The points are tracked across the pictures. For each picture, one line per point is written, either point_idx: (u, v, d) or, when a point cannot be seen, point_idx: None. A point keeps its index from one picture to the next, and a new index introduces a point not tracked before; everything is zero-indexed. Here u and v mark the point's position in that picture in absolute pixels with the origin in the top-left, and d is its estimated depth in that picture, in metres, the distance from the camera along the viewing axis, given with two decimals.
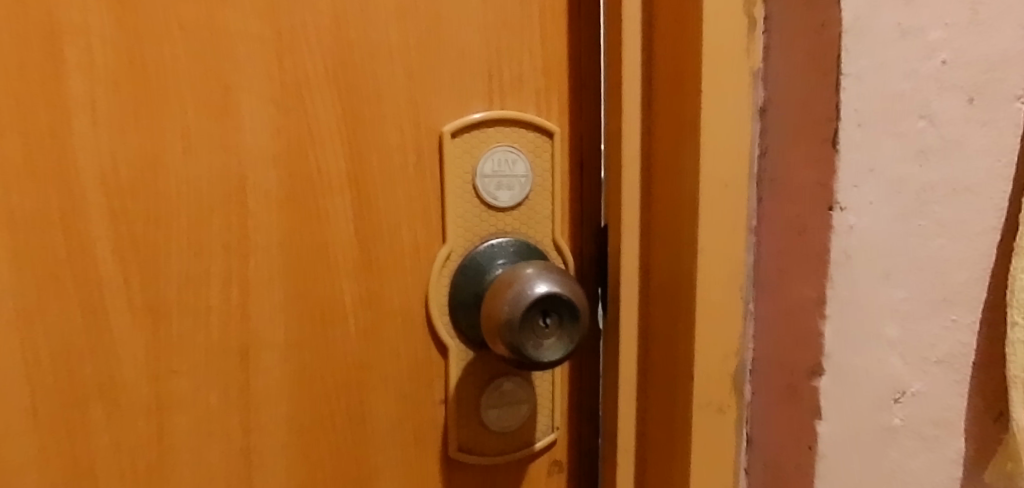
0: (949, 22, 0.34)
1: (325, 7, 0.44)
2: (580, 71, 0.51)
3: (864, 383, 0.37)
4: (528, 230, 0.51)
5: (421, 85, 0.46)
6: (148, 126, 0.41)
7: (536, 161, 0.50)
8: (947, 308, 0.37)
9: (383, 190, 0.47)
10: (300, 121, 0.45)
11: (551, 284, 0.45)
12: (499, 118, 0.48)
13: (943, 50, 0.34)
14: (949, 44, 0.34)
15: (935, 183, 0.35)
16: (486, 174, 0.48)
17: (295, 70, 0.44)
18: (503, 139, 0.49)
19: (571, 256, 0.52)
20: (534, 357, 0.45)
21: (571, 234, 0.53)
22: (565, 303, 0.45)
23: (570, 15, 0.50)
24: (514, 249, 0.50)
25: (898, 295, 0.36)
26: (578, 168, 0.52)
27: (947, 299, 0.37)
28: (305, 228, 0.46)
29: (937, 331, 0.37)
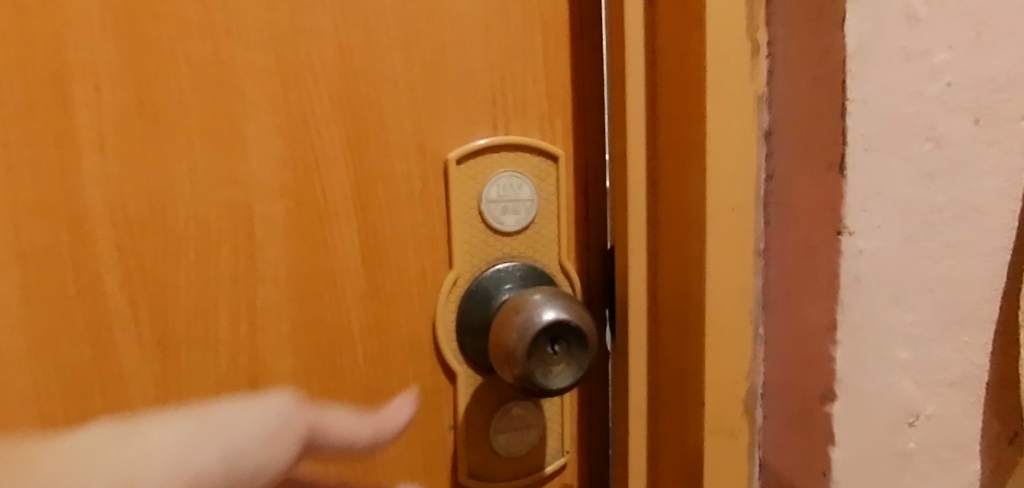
0: (952, 44, 0.34)
1: (331, 39, 0.45)
2: (583, 95, 0.51)
3: (877, 408, 0.36)
4: (535, 254, 0.51)
5: (426, 113, 0.47)
6: (156, 160, 0.42)
7: (541, 186, 0.51)
8: (959, 329, 0.37)
9: (390, 218, 0.47)
10: (307, 152, 0.45)
11: (559, 310, 0.45)
12: (504, 144, 0.49)
13: (947, 72, 0.34)
14: (953, 66, 0.34)
15: (943, 205, 0.35)
16: (492, 199, 0.49)
17: (301, 102, 0.45)
18: (508, 164, 0.49)
19: (576, 278, 0.52)
20: (544, 385, 0.45)
21: (577, 257, 0.53)
22: (573, 330, 0.46)
23: (572, 41, 0.50)
24: (520, 273, 0.50)
25: (910, 318, 0.36)
26: (582, 191, 0.52)
27: (959, 321, 0.37)
28: (312, 258, 0.46)
29: (948, 353, 0.37)
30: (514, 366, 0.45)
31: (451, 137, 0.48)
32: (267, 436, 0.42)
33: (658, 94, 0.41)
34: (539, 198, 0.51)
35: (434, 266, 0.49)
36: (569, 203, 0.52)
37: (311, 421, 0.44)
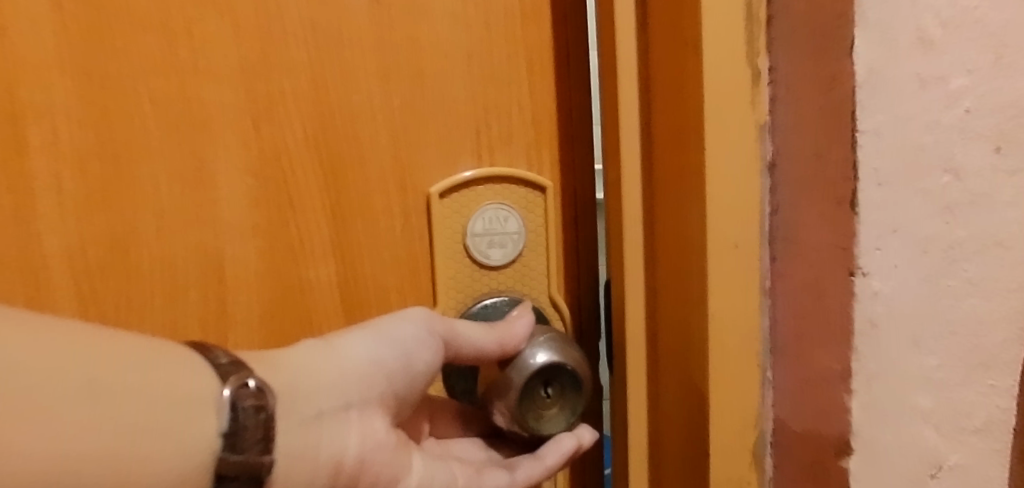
0: (971, 67, 0.33)
1: (304, 74, 0.44)
2: (572, 122, 0.49)
3: (897, 454, 0.36)
4: (523, 288, 0.49)
5: (405, 146, 0.46)
6: (115, 201, 0.43)
7: (529, 218, 0.48)
8: (983, 373, 0.35)
9: (370, 256, 0.47)
10: (280, 190, 0.45)
11: (552, 352, 0.44)
12: (488, 175, 0.47)
13: (966, 98, 0.33)
14: (972, 90, 0.33)
15: (964, 240, 0.34)
16: (477, 232, 0.47)
17: (273, 139, 0.45)
18: (493, 196, 0.47)
19: (570, 314, 0.49)
20: (535, 429, 0.44)
21: (570, 291, 0.50)
22: (567, 372, 0.44)
23: (560, 65, 0.48)
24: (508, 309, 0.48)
25: (931, 362, 0.35)
26: (572, 222, 0.50)
27: (983, 364, 0.35)
28: (286, 297, 0.46)
29: (970, 399, 0.35)
30: (507, 410, 0.44)
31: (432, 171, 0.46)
32: (416, 346, 0.41)
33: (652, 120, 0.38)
34: (527, 229, 0.48)
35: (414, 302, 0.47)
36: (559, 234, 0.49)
37: (447, 329, 0.42)
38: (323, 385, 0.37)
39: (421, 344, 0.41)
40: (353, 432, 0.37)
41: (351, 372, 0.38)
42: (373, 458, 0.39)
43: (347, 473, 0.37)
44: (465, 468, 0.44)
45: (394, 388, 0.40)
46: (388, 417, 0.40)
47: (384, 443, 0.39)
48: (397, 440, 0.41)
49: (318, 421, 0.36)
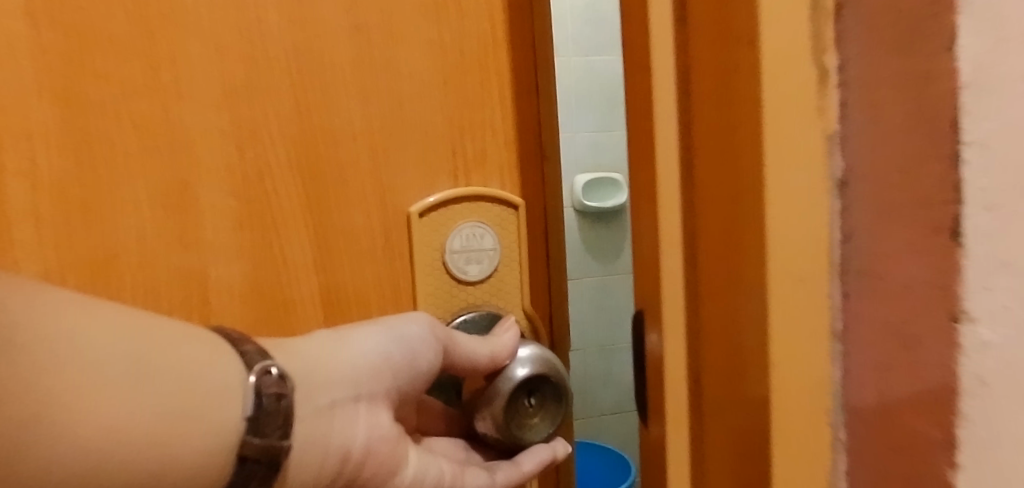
0: None
1: (288, 100, 0.50)
2: (542, 146, 0.56)
3: None
4: (497, 299, 0.56)
5: (383, 167, 0.52)
6: (93, 220, 0.49)
7: (502, 234, 0.55)
8: None
9: (351, 269, 0.53)
10: (261, 208, 0.51)
11: (535, 367, 0.52)
12: (466, 197, 0.54)
13: None
14: None
15: None
16: (455, 250, 0.54)
17: (256, 161, 0.50)
18: (471, 215, 0.54)
19: (538, 322, 0.57)
20: (519, 435, 0.52)
21: (538, 302, 0.57)
22: (548, 383, 0.52)
23: (525, 95, 0.55)
24: (484, 319, 0.55)
25: None
26: (544, 235, 0.57)
27: None
28: (269, 308, 0.52)
29: None
30: (493, 417, 0.51)
31: (415, 191, 0.53)
32: (420, 345, 0.50)
33: (693, 119, 0.36)
34: (501, 246, 0.55)
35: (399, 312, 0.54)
36: (530, 249, 0.56)
37: (446, 337, 0.51)
38: (336, 381, 0.47)
39: (425, 344, 0.50)
40: (361, 422, 0.48)
41: (364, 367, 0.48)
42: (378, 446, 0.49)
43: (355, 458, 0.47)
44: (451, 464, 0.53)
45: (397, 380, 0.50)
46: (392, 408, 0.51)
47: (386, 431, 0.50)
48: (395, 428, 0.50)
49: (331, 412, 0.46)
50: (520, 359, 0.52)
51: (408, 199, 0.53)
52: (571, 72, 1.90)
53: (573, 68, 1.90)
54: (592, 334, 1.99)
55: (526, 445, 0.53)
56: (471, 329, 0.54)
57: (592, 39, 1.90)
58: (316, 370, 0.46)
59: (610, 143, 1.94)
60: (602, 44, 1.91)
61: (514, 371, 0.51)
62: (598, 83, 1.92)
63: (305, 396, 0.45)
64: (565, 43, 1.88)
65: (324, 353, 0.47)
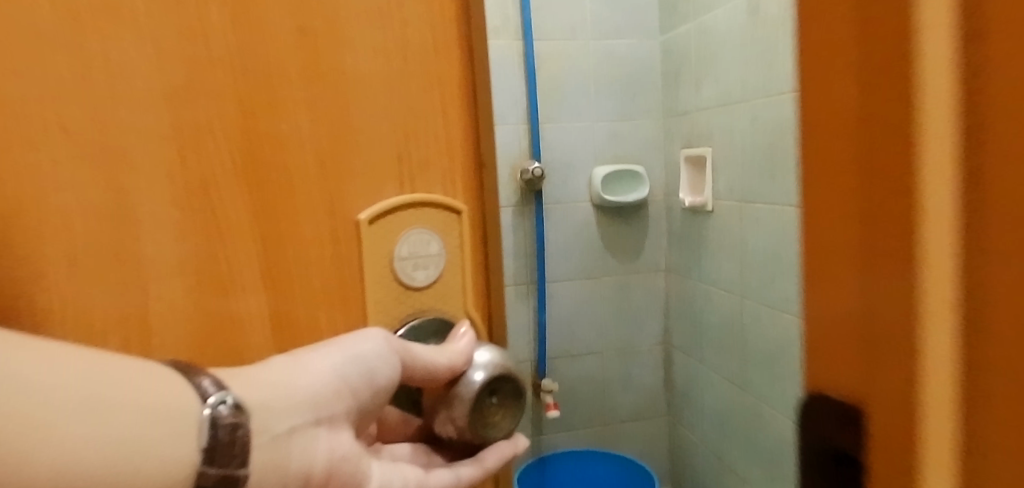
0: None
1: (231, 99, 0.47)
2: (482, 148, 0.55)
3: None
4: (443, 306, 0.56)
5: (327, 173, 0.50)
6: (18, 229, 0.43)
7: (446, 237, 0.55)
8: None
9: (296, 285, 0.50)
10: (206, 220, 0.47)
11: (490, 367, 0.55)
12: (411, 202, 0.53)
13: None
14: None
15: None
16: (403, 255, 0.53)
17: (200, 167, 0.47)
18: (416, 221, 0.53)
19: (482, 324, 0.57)
20: (484, 432, 0.55)
21: (482, 304, 0.57)
22: (503, 380, 0.55)
23: (470, 97, 0.54)
24: (432, 326, 0.56)
25: None
26: (484, 238, 0.56)
27: None
28: (214, 328, 0.49)
29: None
30: (460, 419, 0.54)
31: (360, 196, 0.51)
32: (375, 361, 0.52)
33: None
34: (446, 250, 0.55)
35: (343, 326, 0.53)
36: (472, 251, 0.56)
37: (404, 347, 0.53)
38: (296, 404, 0.49)
39: (383, 359, 0.53)
40: (322, 441, 0.51)
41: (317, 384, 0.50)
42: (341, 458, 0.52)
43: (320, 472, 0.50)
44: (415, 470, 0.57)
45: (355, 399, 0.53)
46: (350, 424, 0.54)
47: (346, 447, 0.53)
48: (350, 446, 0.53)
49: (289, 436, 0.48)
50: (478, 362, 0.55)
51: (355, 203, 0.51)
52: (590, 57, 1.82)
53: (593, 53, 1.82)
54: (613, 337, 1.93)
55: (492, 439, 0.56)
56: (419, 338, 0.55)
57: (611, 23, 1.82)
58: (275, 390, 0.48)
59: (629, 134, 1.88)
60: (622, 29, 1.84)
61: (470, 374, 0.54)
62: (618, 69, 1.84)
63: (267, 424, 0.46)
64: (585, 26, 1.80)
65: (282, 375, 0.49)
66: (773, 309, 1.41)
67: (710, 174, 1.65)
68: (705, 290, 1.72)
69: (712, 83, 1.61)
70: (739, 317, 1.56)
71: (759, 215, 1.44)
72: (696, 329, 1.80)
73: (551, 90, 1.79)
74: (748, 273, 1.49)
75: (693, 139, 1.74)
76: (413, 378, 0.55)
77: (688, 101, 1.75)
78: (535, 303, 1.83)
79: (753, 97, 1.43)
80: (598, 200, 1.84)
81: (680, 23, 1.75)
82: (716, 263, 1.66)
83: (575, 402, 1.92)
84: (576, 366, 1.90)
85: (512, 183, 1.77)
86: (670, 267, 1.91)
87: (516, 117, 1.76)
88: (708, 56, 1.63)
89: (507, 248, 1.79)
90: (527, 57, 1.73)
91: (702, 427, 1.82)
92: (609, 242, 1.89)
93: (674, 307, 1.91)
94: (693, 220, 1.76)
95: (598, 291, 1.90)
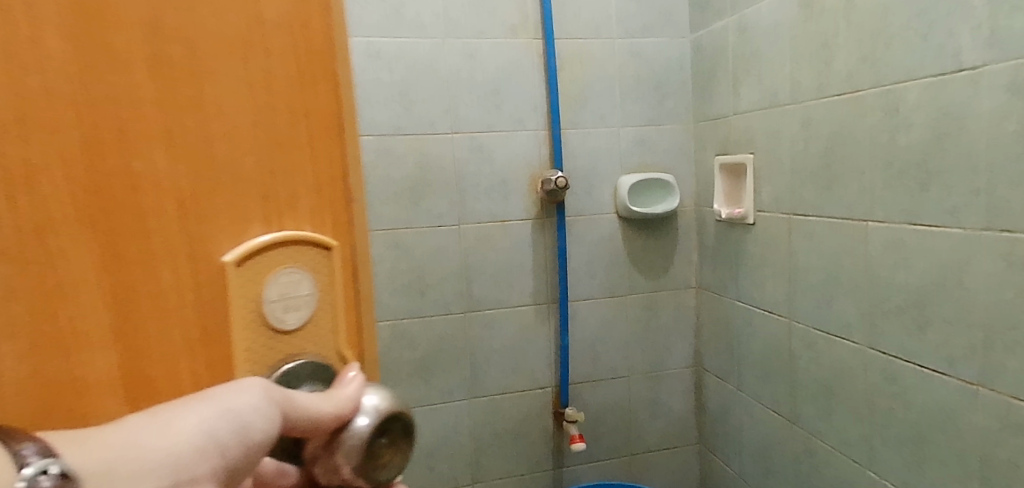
0: None
1: (85, 130, 0.46)
2: (342, 189, 0.60)
3: None
4: (315, 343, 0.62)
5: (197, 209, 0.52)
6: None
7: (316, 277, 0.60)
8: None
9: (161, 322, 0.51)
10: (42, 259, 0.44)
11: (378, 412, 0.63)
12: (286, 239, 0.57)
13: None
14: None
15: None
16: (273, 298, 0.58)
17: (39, 203, 0.44)
18: (289, 263, 0.58)
19: (353, 357, 0.64)
20: (374, 472, 0.63)
21: (352, 339, 0.64)
22: (390, 422, 0.64)
23: (334, 141, 0.59)
24: (306, 365, 0.62)
25: None
26: (354, 273, 0.64)
27: None
28: (44, 372, 0.45)
29: None
30: (350, 460, 0.61)
31: (226, 234, 0.54)
32: (258, 410, 0.56)
33: None
34: (317, 290, 0.61)
35: (215, 366, 0.55)
36: (343, 280, 0.63)
37: (285, 397, 0.58)
38: (135, 466, 0.50)
39: (257, 412, 0.56)
40: None
41: (178, 444, 0.52)
42: None
43: None
44: None
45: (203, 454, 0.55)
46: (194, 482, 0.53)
47: None
48: None
49: None
50: (364, 408, 0.63)
51: (221, 240, 0.53)
52: (615, 56, 1.66)
53: (618, 52, 1.67)
54: (639, 359, 1.74)
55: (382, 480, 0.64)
56: (297, 377, 0.61)
57: (638, 20, 1.67)
58: (126, 456, 0.48)
59: (657, 140, 1.72)
60: (650, 26, 1.68)
61: (356, 421, 0.62)
62: (645, 69, 1.69)
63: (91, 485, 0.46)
64: (610, 24, 1.65)
65: (132, 438, 0.49)
66: (833, 335, 1.24)
67: (752, 183, 1.49)
68: (745, 309, 1.54)
69: (754, 84, 1.45)
70: (789, 340, 1.38)
71: (814, 230, 1.27)
72: (732, 349, 1.61)
73: (574, 92, 1.64)
74: (801, 294, 1.32)
75: (730, 145, 1.57)
76: (297, 427, 0.60)
77: (724, 104, 1.59)
78: (557, 324, 1.66)
79: (806, 98, 1.27)
80: (624, 212, 1.68)
81: (715, 19, 1.60)
82: (758, 280, 1.48)
83: (599, 432, 1.73)
84: (600, 392, 1.72)
85: (532, 195, 1.62)
86: (702, 284, 1.74)
87: (536, 121, 1.61)
88: (749, 54, 1.47)
89: (526, 264, 1.63)
90: (548, 57, 1.58)
91: (740, 459, 1.61)
92: (636, 258, 1.72)
93: (706, 326, 1.73)
94: (730, 233, 1.59)
95: (623, 310, 1.72)
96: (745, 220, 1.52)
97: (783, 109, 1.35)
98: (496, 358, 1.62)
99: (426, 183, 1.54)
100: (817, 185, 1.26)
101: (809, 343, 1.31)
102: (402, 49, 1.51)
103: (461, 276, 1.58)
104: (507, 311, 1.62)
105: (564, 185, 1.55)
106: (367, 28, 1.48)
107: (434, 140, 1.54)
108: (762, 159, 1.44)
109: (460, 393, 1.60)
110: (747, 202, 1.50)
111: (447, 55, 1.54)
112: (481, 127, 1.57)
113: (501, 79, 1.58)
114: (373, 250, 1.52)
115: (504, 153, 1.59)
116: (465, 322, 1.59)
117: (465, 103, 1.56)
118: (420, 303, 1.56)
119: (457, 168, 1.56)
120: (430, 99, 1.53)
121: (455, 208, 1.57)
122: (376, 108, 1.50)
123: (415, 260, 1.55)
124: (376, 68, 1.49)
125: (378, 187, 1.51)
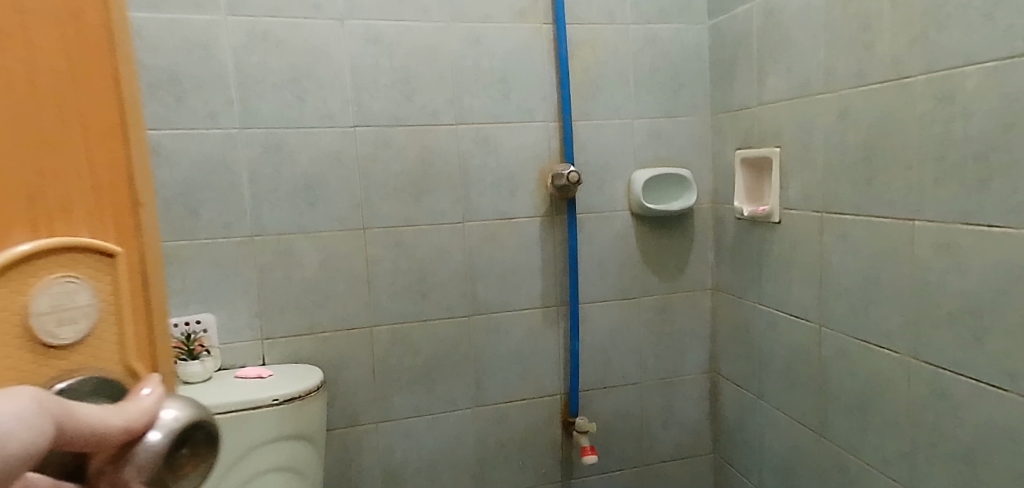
0: None
1: None
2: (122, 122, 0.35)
3: None
4: (86, 369, 0.36)
5: None
6: None
7: (83, 272, 0.35)
8: None
9: None
10: None
11: (182, 407, 0.37)
12: (52, 246, 0.33)
13: None
14: None
15: None
16: (41, 311, 0.33)
17: None
18: (56, 266, 0.34)
19: (155, 377, 0.39)
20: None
21: (148, 353, 0.39)
22: (201, 427, 0.38)
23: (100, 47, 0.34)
24: (83, 388, 0.35)
25: None
26: (143, 268, 0.38)
27: None
28: None
29: None
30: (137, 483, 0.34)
31: None
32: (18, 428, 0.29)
33: None
34: (97, 298, 0.36)
35: None
36: (134, 300, 0.37)
37: (63, 409, 0.32)
38: None
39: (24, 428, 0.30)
40: None
41: None
42: None
43: None
44: None
45: None
46: None
47: None
48: None
49: None
50: (159, 422, 0.36)
51: None
52: (630, 43, 1.55)
53: (633, 39, 1.56)
54: (653, 364, 1.64)
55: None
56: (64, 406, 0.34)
57: (654, 4, 1.56)
58: None
59: (673, 132, 1.61)
60: (667, 11, 1.57)
61: (148, 434, 0.35)
62: (661, 57, 1.58)
63: None
64: (624, 8, 1.54)
65: None
66: (870, 344, 1.14)
67: (778, 179, 1.38)
68: (769, 313, 1.44)
69: (783, 72, 1.35)
70: (818, 348, 1.27)
71: (851, 229, 1.18)
72: (753, 355, 1.51)
73: (586, 81, 1.53)
74: (834, 298, 1.22)
75: (753, 137, 1.47)
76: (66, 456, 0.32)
77: (747, 94, 1.48)
78: (566, 327, 1.56)
79: (844, 86, 1.18)
80: (638, 209, 1.57)
81: (737, 3, 1.49)
82: (784, 282, 1.38)
83: (610, 443, 1.63)
84: (611, 400, 1.62)
85: (541, 190, 1.52)
86: (719, 286, 1.63)
87: (545, 113, 1.51)
88: (777, 40, 1.36)
89: (534, 264, 1.52)
90: (559, 43, 1.48)
91: (760, 472, 1.51)
92: (650, 258, 1.61)
93: (724, 330, 1.62)
94: (752, 232, 1.48)
95: (636, 313, 1.61)
96: (769, 218, 1.41)
97: (818, 99, 1.26)
98: (501, 364, 1.52)
99: (428, 178, 1.44)
100: (855, 182, 1.16)
101: (843, 352, 1.21)
102: (403, 34, 1.40)
103: (465, 278, 1.48)
104: (513, 314, 1.52)
105: (577, 180, 1.44)
106: (366, 11, 1.38)
107: (437, 131, 1.44)
108: (791, 153, 1.34)
109: (463, 401, 1.50)
110: (773, 199, 1.39)
111: (451, 40, 1.43)
112: (487, 118, 1.47)
113: (508, 67, 1.47)
114: (371, 249, 1.42)
115: (511, 146, 1.49)
116: (468, 326, 1.49)
117: (470, 92, 1.45)
118: (421, 305, 1.45)
119: (461, 162, 1.46)
120: (433, 87, 1.43)
121: (459, 205, 1.46)
122: (376, 97, 1.40)
123: (416, 260, 1.44)
124: (376, 54, 1.39)
125: (377, 181, 1.41)
